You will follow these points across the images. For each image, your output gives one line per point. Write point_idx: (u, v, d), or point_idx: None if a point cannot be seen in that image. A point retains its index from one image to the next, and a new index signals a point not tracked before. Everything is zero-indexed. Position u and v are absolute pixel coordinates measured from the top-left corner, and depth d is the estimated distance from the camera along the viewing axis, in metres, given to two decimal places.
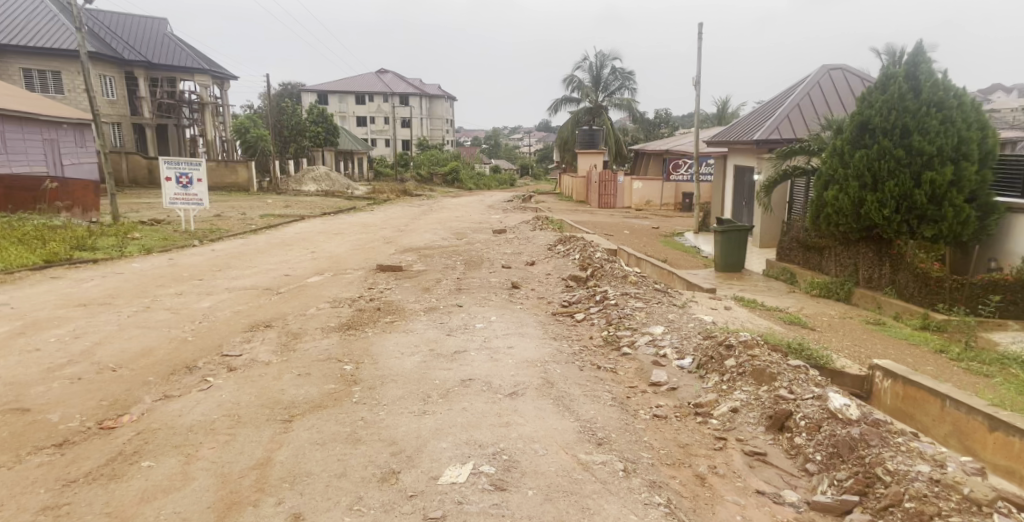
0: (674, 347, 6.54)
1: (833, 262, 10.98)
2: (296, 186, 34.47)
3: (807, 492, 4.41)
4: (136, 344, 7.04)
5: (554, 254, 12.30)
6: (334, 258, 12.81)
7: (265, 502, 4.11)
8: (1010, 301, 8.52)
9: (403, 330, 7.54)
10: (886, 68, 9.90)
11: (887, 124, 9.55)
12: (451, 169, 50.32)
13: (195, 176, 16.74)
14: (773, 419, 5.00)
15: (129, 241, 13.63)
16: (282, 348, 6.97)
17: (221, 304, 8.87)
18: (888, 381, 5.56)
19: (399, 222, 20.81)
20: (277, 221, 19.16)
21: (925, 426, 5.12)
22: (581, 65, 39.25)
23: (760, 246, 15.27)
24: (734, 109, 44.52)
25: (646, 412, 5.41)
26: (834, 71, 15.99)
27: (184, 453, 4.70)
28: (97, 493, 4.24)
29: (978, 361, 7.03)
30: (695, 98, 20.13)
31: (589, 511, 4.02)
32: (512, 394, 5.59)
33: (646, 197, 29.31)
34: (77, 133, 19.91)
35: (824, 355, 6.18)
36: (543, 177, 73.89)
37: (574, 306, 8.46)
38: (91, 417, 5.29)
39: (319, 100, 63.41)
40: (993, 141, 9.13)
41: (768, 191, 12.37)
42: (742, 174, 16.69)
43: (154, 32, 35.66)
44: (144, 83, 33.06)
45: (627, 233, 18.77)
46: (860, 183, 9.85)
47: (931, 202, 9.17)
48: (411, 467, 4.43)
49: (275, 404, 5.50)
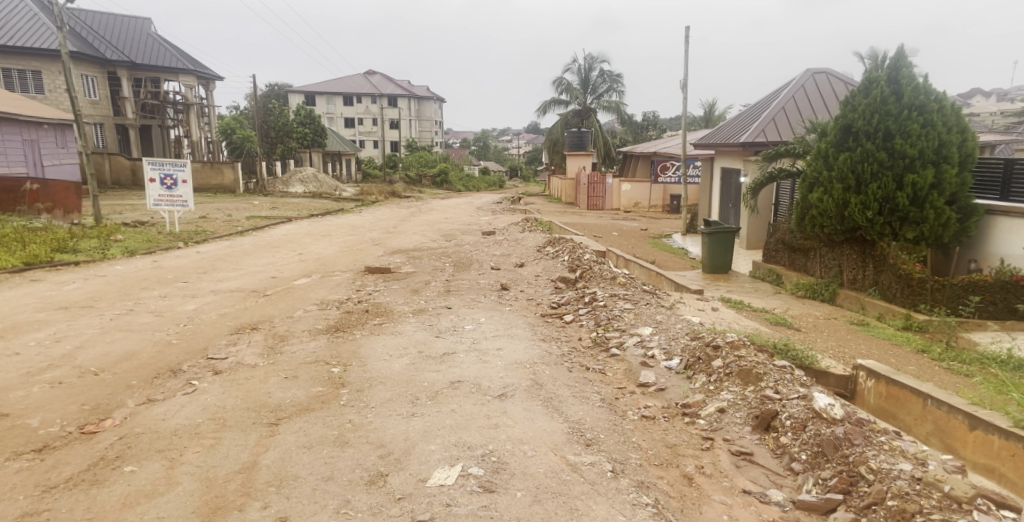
0: (663, 348, 6.59)
1: (817, 264, 11.07)
2: (283, 187, 34.36)
3: (792, 491, 4.46)
4: (118, 348, 6.99)
5: (544, 256, 12.34)
6: (320, 261, 12.74)
7: (251, 506, 4.09)
8: (990, 301, 8.58)
9: (391, 332, 7.52)
10: (868, 72, 9.94)
11: (870, 128, 9.66)
12: (440, 170, 50.28)
13: (180, 177, 16.61)
14: (759, 419, 5.06)
15: (112, 244, 13.49)
16: (268, 351, 6.95)
17: (206, 306, 8.83)
18: (871, 381, 5.65)
19: (387, 223, 20.72)
20: (264, 224, 18.97)
21: (907, 425, 5.19)
22: (570, 67, 39.27)
23: (747, 247, 15.41)
24: (721, 111, 44.77)
25: (634, 413, 5.45)
26: (819, 75, 16.20)
27: (168, 457, 4.68)
28: (78, 499, 4.21)
29: (959, 360, 7.15)
30: (681, 102, 20.01)
31: (578, 512, 4.03)
32: (501, 395, 5.61)
33: (635, 199, 29.40)
34: (57, 134, 19.53)
35: (809, 355, 6.24)
36: (532, 179, 73.81)
37: (563, 307, 8.52)
38: (73, 421, 5.26)
39: (306, 101, 63.18)
40: (974, 143, 9.28)
41: (754, 193, 12.42)
42: (729, 176, 16.80)
43: (138, 32, 35.35)
44: (127, 83, 32.71)
45: (615, 234, 18.88)
46: (844, 185, 9.96)
47: (913, 204, 9.31)
48: (399, 469, 4.44)
49: (261, 407, 5.48)
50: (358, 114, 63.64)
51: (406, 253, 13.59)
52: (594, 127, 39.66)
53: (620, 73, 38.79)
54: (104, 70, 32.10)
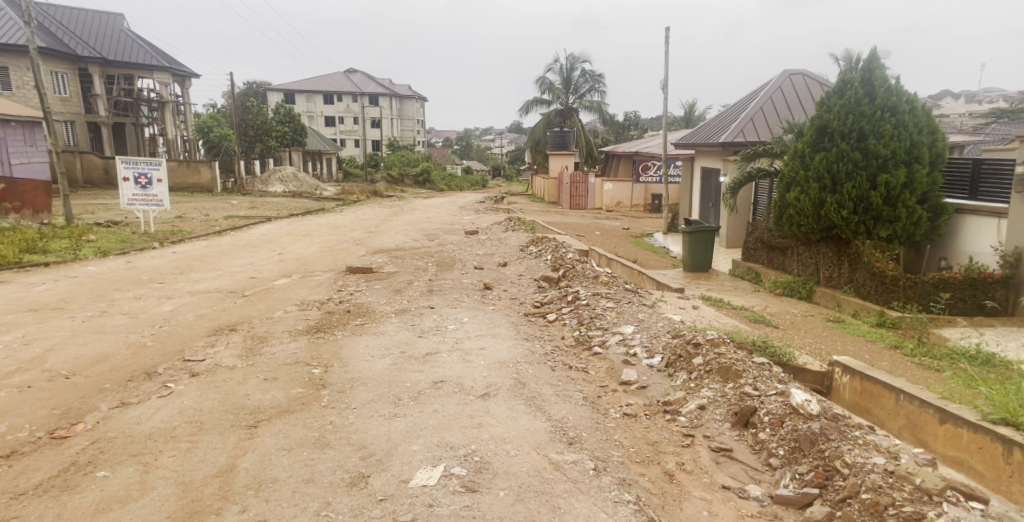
0: (644, 346, 6.66)
1: (795, 262, 11.23)
2: (262, 186, 34.07)
3: (770, 486, 4.54)
4: (91, 350, 6.91)
5: (527, 255, 12.40)
6: (300, 261, 12.65)
7: (229, 510, 4.07)
8: (960, 298, 8.76)
9: (373, 332, 7.51)
10: (843, 73, 10.09)
11: (844, 128, 9.81)
12: (422, 170, 50.14)
13: (155, 176, 16.42)
14: (738, 416, 5.14)
15: (83, 244, 13.29)
16: (247, 352, 6.90)
17: (183, 307, 8.75)
18: (846, 377, 5.75)
19: (368, 223, 20.65)
20: (242, 223, 18.81)
21: (880, 420, 5.30)
22: (551, 66, 39.36)
23: (727, 246, 15.61)
24: (701, 111, 45.15)
25: (616, 411, 5.50)
26: (795, 75, 16.43)
27: (142, 462, 4.64)
28: (47, 506, 4.16)
29: (930, 356, 7.30)
30: (662, 101, 20.11)
31: (560, 510, 4.07)
32: (484, 395, 5.63)
33: (617, 198, 29.57)
34: (26, 132, 19.20)
35: (786, 351, 6.34)
36: (514, 178, 73.77)
37: (546, 306, 8.57)
38: (42, 426, 5.19)
39: (285, 99, 62.60)
40: (944, 144, 9.48)
41: (733, 192, 12.56)
42: (708, 176, 16.95)
43: (110, 28, 34.84)
44: (99, 80, 32.27)
45: (597, 233, 18.98)
46: (820, 185, 10.11)
47: (886, 204, 9.49)
48: (381, 470, 4.44)
49: (240, 409, 5.45)
50: (339, 112, 63.19)
51: (387, 253, 13.57)
52: (576, 127, 39.79)
53: (601, 73, 38.89)
54: (75, 66, 31.62)
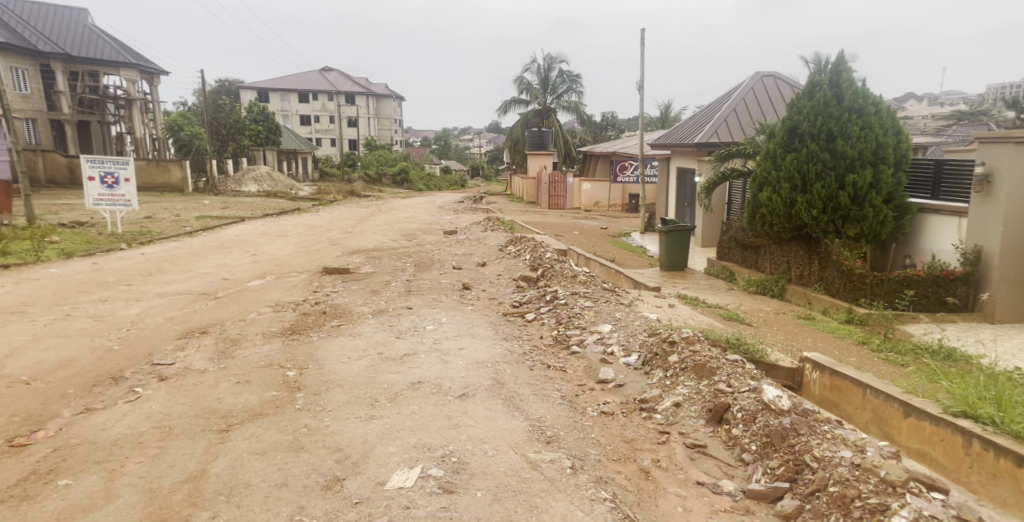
0: (621, 345, 6.73)
1: (767, 260, 11.40)
2: (236, 186, 33.65)
3: (742, 481, 4.62)
4: (54, 355, 6.78)
5: (505, 254, 12.42)
6: (273, 261, 12.53)
7: (198, 517, 4.05)
8: (924, 295, 8.96)
9: (349, 333, 7.48)
10: (812, 76, 10.29)
11: (814, 130, 10.00)
12: (400, 169, 49.88)
13: (122, 175, 16.15)
14: (712, 412, 5.22)
15: (46, 246, 13.03)
16: (218, 355, 6.83)
17: (151, 310, 8.62)
18: (816, 373, 5.87)
19: (344, 223, 20.51)
20: (214, 223, 18.57)
21: (849, 414, 5.42)
22: (528, 67, 39.46)
23: (702, 246, 15.80)
24: (677, 112, 45.65)
25: (593, 409, 5.56)
26: (767, 77, 16.68)
27: (108, 469, 4.58)
28: (6, 516, 4.09)
29: (896, 351, 7.49)
30: (639, 101, 20.25)
31: (537, 509, 4.10)
32: (462, 395, 5.64)
33: (595, 198, 29.74)
34: None
35: (758, 348, 6.44)
36: (493, 178, 73.79)
37: (524, 306, 8.59)
38: (2, 434, 5.09)
39: (260, 98, 61.89)
40: (908, 145, 9.71)
41: (707, 193, 12.72)
42: (684, 175, 17.12)
43: (75, 23, 34.20)
44: (62, 76, 31.73)
45: (575, 233, 19.05)
46: (791, 185, 10.28)
47: (854, 203, 9.69)
48: (356, 473, 4.43)
49: (211, 414, 5.40)
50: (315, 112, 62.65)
51: (363, 253, 13.50)
52: (553, 127, 39.93)
53: (578, 73, 39.10)
54: (36, 63, 31.03)
